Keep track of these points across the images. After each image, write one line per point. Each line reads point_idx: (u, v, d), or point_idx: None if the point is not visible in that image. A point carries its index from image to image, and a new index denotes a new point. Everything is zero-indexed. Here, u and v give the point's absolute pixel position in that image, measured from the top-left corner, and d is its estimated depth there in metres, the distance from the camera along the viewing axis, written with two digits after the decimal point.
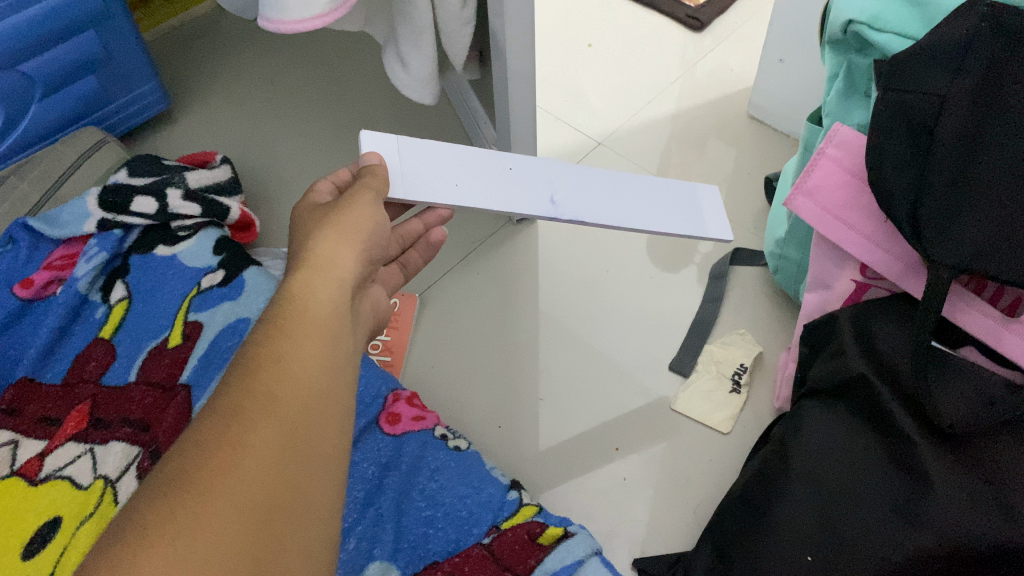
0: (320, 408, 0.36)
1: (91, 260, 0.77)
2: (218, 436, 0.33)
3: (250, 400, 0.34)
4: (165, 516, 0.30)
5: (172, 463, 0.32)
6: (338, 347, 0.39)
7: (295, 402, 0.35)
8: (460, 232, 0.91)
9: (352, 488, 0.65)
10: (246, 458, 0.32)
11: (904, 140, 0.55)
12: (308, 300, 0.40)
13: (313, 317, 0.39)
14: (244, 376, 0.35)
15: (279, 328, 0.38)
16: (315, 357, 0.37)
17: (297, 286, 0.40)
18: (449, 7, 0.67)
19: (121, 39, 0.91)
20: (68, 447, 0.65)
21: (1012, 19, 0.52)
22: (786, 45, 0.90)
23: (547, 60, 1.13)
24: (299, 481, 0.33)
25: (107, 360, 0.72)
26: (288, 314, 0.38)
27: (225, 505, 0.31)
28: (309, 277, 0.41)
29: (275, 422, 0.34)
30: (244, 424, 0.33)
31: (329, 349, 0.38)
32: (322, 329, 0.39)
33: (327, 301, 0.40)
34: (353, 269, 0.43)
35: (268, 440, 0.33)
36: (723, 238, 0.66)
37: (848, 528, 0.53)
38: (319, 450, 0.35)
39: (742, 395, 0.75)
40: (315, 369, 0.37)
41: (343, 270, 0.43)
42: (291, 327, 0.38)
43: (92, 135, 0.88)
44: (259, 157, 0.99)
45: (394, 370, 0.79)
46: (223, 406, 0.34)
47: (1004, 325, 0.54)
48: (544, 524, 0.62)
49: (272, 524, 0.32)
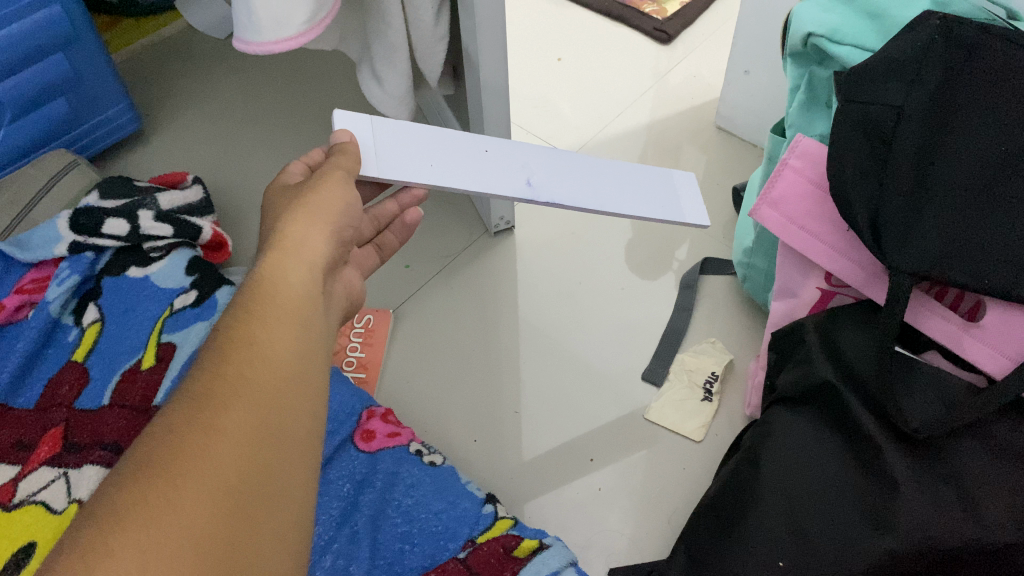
0: (292, 392, 0.36)
1: (63, 283, 0.77)
2: (189, 421, 0.33)
3: (220, 384, 0.34)
4: (139, 501, 0.30)
5: (143, 447, 0.32)
6: (311, 330, 0.39)
7: (267, 385, 0.35)
8: (434, 245, 0.92)
9: (327, 505, 0.65)
10: (219, 442, 0.32)
11: (864, 149, 0.56)
12: (279, 284, 0.40)
13: (284, 299, 0.39)
14: (217, 362, 0.35)
15: (249, 312, 0.38)
16: (285, 340, 0.37)
17: (269, 269, 0.41)
18: (423, 23, 0.68)
19: (91, 60, 0.91)
20: (42, 472, 0.65)
21: (964, 32, 0.54)
22: (753, 57, 0.91)
23: (518, 74, 1.14)
24: (274, 462, 0.34)
25: (80, 383, 0.72)
26: (259, 299, 0.39)
27: (197, 488, 0.31)
28: (282, 262, 0.42)
29: (245, 405, 0.34)
30: (215, 408, 0.33)
31: (300, 331, 0.39)
32: (294, 313, 0.39)
33: (298, 284, 0.41)
34: (322, 248, 0.44)
35: (242, 426, 0.33)
36: (700, 223, 0.67)
37: (816, 533, 0.54)
38: (294, 431, 0.35)
39: (713, 403, 0.76)
40: (287, 352, 0.37)
41: (312, 253, 0.43)
42: (261, 311, 0.38)
43: (63, 158, 0.88)
44: (232, 176, 0.99)
45: (368, 386, 0.80)
46: (195, 391, 0.34)
47: (964, 330, 0.55)
48: (519, 537, 0.63)
49: (247, 508, 0.32)
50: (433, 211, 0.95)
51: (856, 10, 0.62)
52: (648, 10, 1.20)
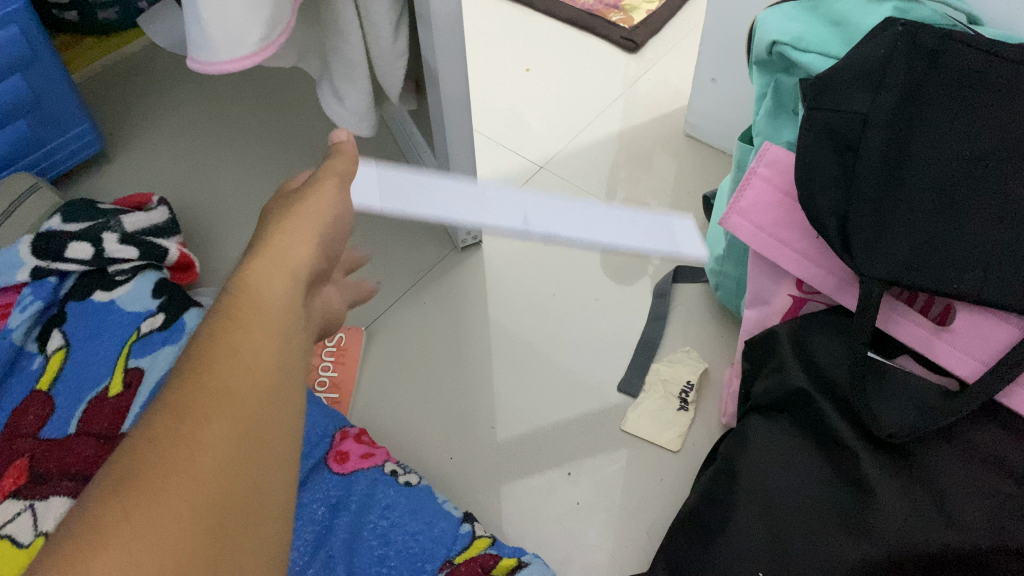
0: (273, 403, 0.35)
1: (25, 310, 0.75)
2: (172, 434, 0.31)
3: (202, 395, 0.33)
4: (117, 518, 0.28)
5: (120, 459, 0.30)
6: (291, 343, 0.38)
7: (246, 401, 0.33)
8: (406, 260, 0.91)
9: (301, 531, 0.64)
10: (201, 457, 0.31)
11: (831, 158, 0.56)
12: (260, 293, 0.39)
13: (265, 312, 0.38)
14: (197, 372, 0.34)
15: (231, 320, 0.36)
16: (267, 353, 0.36)
17: (251, 281, 0.39)
18: (382, 40, 0.67)
19: (50, 81, 0.90)
20: (7, 505, 0.64)
21: (927, 35, 0.54)
22: (719, 65, 0.92)
23: (486, 85, 1.13)
24: (257, 475, 0.32)
25: (46, 413, 0.70)
26: (239, 312, 0.37)
27: (179, 505, 0.29)
28: (263, 270, 0.40)
29: (226, 419, 0.32)
30: (197, 421, 0.32)
31: (281, 345, 0.37)
32: (274, 327, 0.38)
33: (280, 293, 0.40)
34: (308, 258, 0.43)
35: (223, 438, 0.32)
36: None
37: (799, 541, 0.54)
38: (274, 451, 0.33)
39: (689, 412, 0.76)
40: (268, 364, 0.36)
41: (297, 262, 0.42)
42: (244, 321, 0.37)
43: (24, 180, 0.87)
44: (199, 195, 0.98)
45: (341, 406, 0.78)
46: (174, 400, 0.32)
47: (936, 334, 0.55)
48: (498, 556, 0.62)
49: (228, 529, 0.30)
50: (403, 225, 0.95)
51: (819, 18, 0.63)
52: (615, 19, 1.21)
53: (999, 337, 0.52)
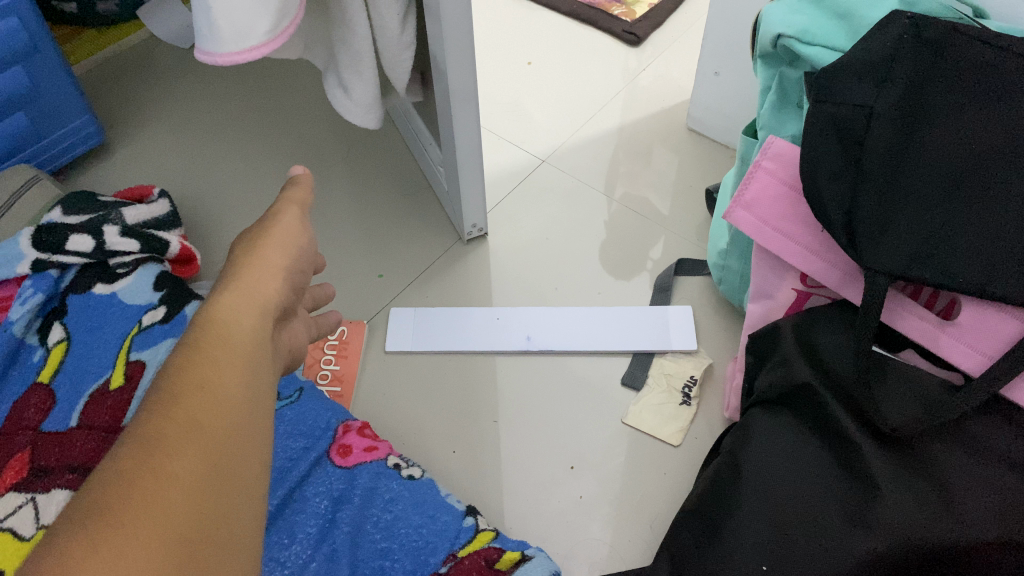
0: (243, 435, 0.34)
1: (26, 302, 0.75)
2: (139, 466, 0.30)
3: (171, 427, 0.32)
4: (85, 551, 0.27)
5: (86, 494, 0.29)
6: (259, 373, 0.37)
7: (216, 430, 0.33)
8: (407, 253, 0.91)
9: (304, 524, 0.64)
10: (171, 490, 0.30)
11: (836, 152, 0.56)
12: (228, 328, 0.38)
13: (234, 343, 0.37)
14: (167, 402, 0.33)
15: (200, 352, 0.36)
16: (237, 384, 0.35)
17: (219, 311, 0.38)
18: (389, 30, 0.66)
19: (51, 72, 0.89)
20: (9, 498, 0.63)
21: (933, 27, 0.54)
22: (722, 57, 0.92)
23: (488, 78, 1.13)
24: (225, 505, 0.31)
25: (47, 405, 0.70)
26: (210, 342, 0.36)
27: (148, 538, 0.28)
28: (233, 302, 0.39)
29: (194, 448, 0.31)
30: (165, 453, 0.31)
31: (248, 373, 0.36)
32: (241, 357, 0.37)
33: (249, 328, 0.39)
34: (276, 293, 0.42)
35: (192, 471, 0.31)
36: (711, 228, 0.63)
37: (800, 536, 0.53)
38: (243, 479, 0.33)
39: (692, 407, 0.76)
40: (238, 395, 0.35)
41: (265, 296, 0.41)
42: (213, 352, 0.36)
43: (24, 173, 0.86)
44: (200, 188, 0.98)
45: (343, 400, 0.78)
46: (144, 432, 0.31)
47: (940, 328, 0.55)
48: (501, 549, 0.62)
49: (198, 559, 0.29)
50: (406, 218, 0.94)
51: (825, 11, 0.63)
52: (617, 13, 1.21)
53: (1004, 332, 0.52)
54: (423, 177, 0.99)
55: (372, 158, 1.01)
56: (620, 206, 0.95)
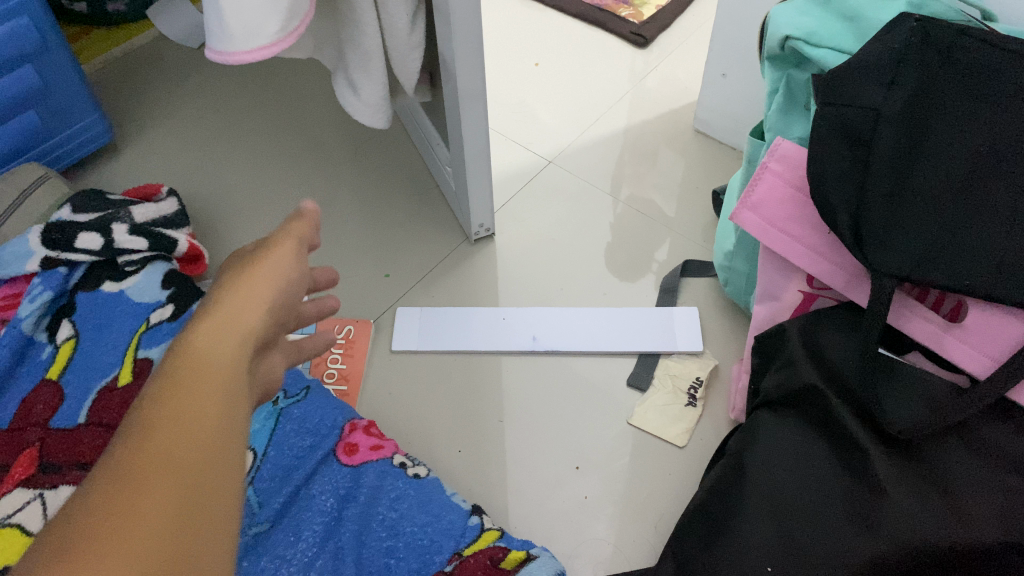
0: (219, 471, 0.31)
1: (35, 300, 0.76)
2: (101, 514, 0.28)
3: (139, 468, 0.30)
4: None
5: (46, 546, 0.27)
6: (240, 404, 0.34)
7: (188, 468, 0.30)
8: (414, 253, 0.91)
9: (309, 521, 0.64)
10: (135, 540, 0.28)
11: (843, 153, 0.56)
12: (208, 353, 0.35)
13: (215, 370, 0.35)
14: (137, 441, 0.30)
15: (176, 382, 0.33)
16: (215, 415, 0.33)
17: (199, 338, 0.36)
18: (398, 30, 0.67)
19: (61, 70, 0.90)
20: (17, 494, 0.64)
21: (941, 31, 0.54)
22: (729, 59, 0.92)
23: (495, 79, 1.13)
24: (196, 554, 0.29)
25: (55, 402, 0.70)
26: (188, 371, 0.34)
27: None
28: (215, 327, 0.36)
29: (164, 490, 0.29)
30: (132, 496, 0.29)
31: (228, 404, 0.34)
32: (222, 384, 0.34)
33: (230, 354, 0.36)
34: (264, 318, 0.39)
35: (160, 516, 0.29)
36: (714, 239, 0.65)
37: (806, 540, 0.53)
38: (217, 522, 0.30)
39: (697, 408, 0.76)
40: (215, 426, 0.32)
41: (249, 322, 0.38)
42: (191, 382, 0.33)
43: (34, 170, 0.87)
44: (208, 187, 0.98)
45: (349, 399, 0.78)
46: (109, 476, 0.29)
47: (946, 331, 0.55)
48: (507, 548, 0.62)
49: None
50: (412, 218, 0.95)
51: (833, 13, 0.63)
52: (625, 14, 1.21)
53: (1009, 335, 0.52)
54: (429, 177, 0.99)
55: (379, 158, 1.01)
56: (626, 207, 0.95)
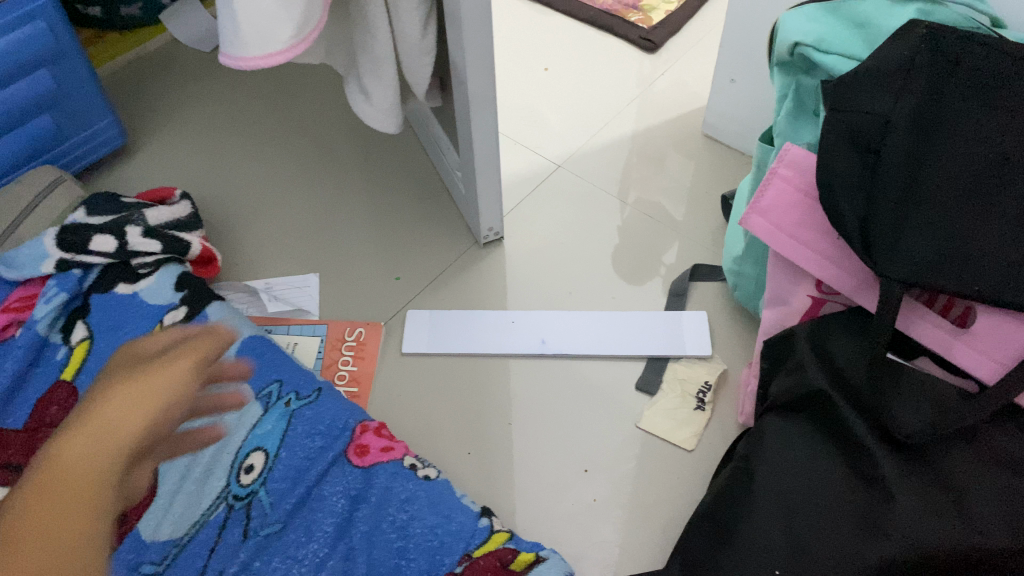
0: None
1: (50, 302, 0.77)
2: None
3: None
4: None
5: None
6: (99, 511, 0.37)
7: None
8: (423, 256, 0.92)
9: (320, 522, 0.65)
10: None
11: (852, 159, 0.56)
12: (77, 462, 0.38)
13: (77, 478, 0.37)
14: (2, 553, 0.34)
15: (38, 490, 0.36)
16: (72, 525, 0.36)
17: (69, 449, 0.38)
18: (410, 36, 0.67)
19: (75, 74, 0.91)
20: None
21: (949, 41, 0.55)
22: (738, 64, 0.92)
23: (504, 83, 1.14)
24: None
25: (70, 403, 0.71)
26: (53, 481, 0.37)
27: None
28: (83, 438, 0.39)
29: None
30: None
31: (90, 513, 0.37)
32: (85, 490, 0.37)
33: (96, 463, 0.39)
34: (135, 429, 0.41)
35: None
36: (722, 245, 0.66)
37: (814, 543, 0.54)
38: None
39: (706, 411, 0.76)
40: (71, 537, 0.35)
41: (120, 434, 0.41)
42: (53, 492, 0.36)
43: (49, 173, 0.88)
44: (220, 190, 0.99)
45: (360, 400, 0.79)
46: None
47: (955, 336, 0.55)
48: (516, 551, 0.63)
49: None
50: (422, 222, 0.95)
51: (842, 19, 0.63)
52: (634, 19, 1.21)
53: (1017, 340, 0.52)
54: (439, 181, 1.00)
55: (389, 161, 1.02)
56: (634, 211, 0.96)
